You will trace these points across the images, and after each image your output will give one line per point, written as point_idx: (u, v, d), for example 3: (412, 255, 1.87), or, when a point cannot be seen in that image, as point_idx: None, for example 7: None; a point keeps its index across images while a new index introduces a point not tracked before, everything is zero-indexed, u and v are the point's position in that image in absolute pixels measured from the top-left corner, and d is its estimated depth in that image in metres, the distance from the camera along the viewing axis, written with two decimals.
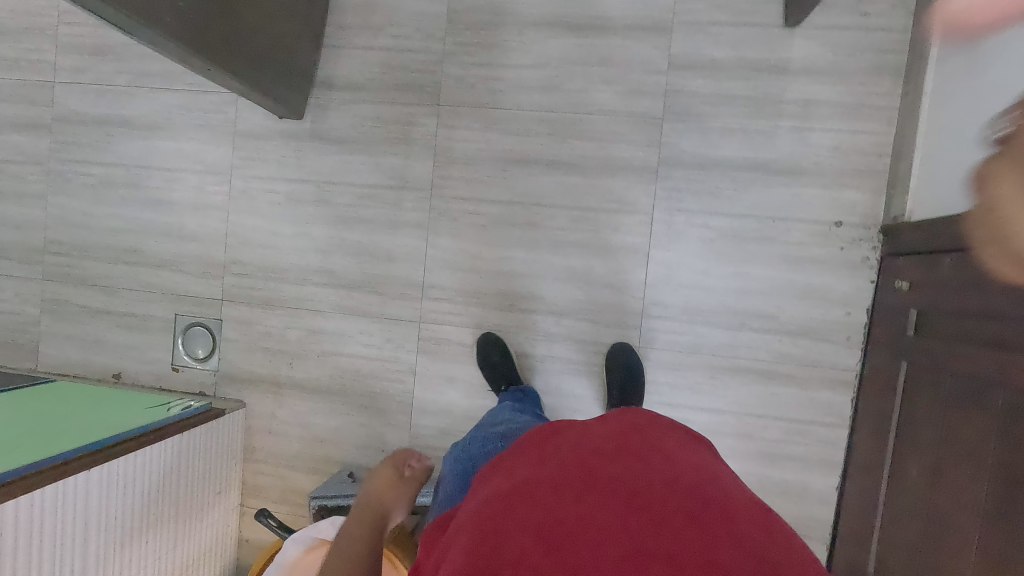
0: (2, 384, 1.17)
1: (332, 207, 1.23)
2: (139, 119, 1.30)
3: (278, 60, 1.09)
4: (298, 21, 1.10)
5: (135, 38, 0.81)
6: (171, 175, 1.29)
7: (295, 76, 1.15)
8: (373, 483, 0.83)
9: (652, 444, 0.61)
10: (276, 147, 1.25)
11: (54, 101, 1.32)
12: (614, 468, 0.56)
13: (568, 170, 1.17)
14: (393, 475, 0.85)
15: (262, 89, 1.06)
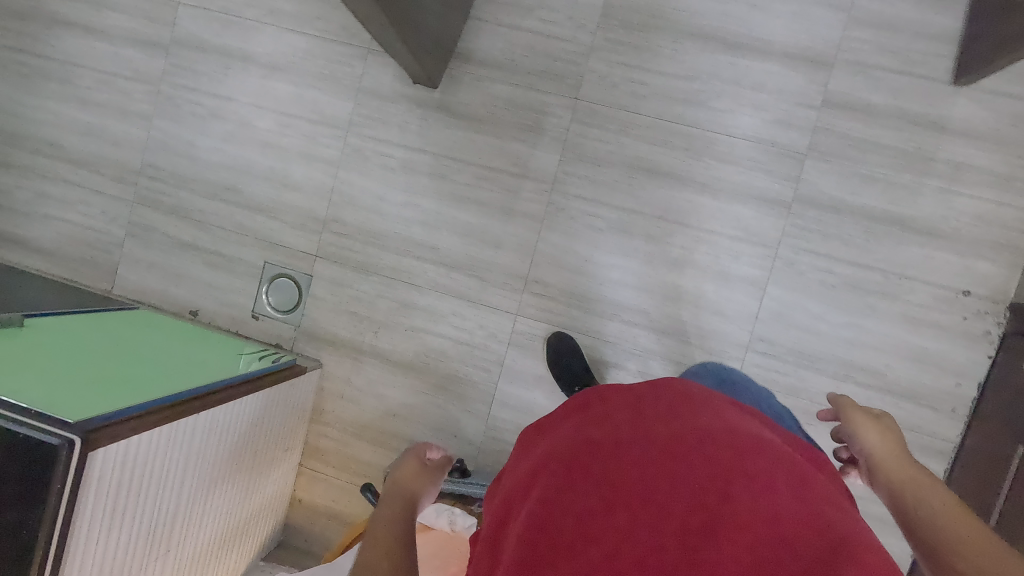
0: (86, 304, 1.14)
1: (448, 182, 1.20)
2: (262, 57, 1.26)
3: (431, 22, 1.05)
4: None
5: None
6: (284, 120, 1.25)
7: (439, 42, 1.11)
8: (395, 472, 0.76)
9: (714, 415, 0.57)
10: (400, 111, 1.21)
11: (175, 22, 1.28)
12: (674, 438, 0.53)
13: (698, 190, 1.14)
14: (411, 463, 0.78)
15: (411, 48, 1.02)
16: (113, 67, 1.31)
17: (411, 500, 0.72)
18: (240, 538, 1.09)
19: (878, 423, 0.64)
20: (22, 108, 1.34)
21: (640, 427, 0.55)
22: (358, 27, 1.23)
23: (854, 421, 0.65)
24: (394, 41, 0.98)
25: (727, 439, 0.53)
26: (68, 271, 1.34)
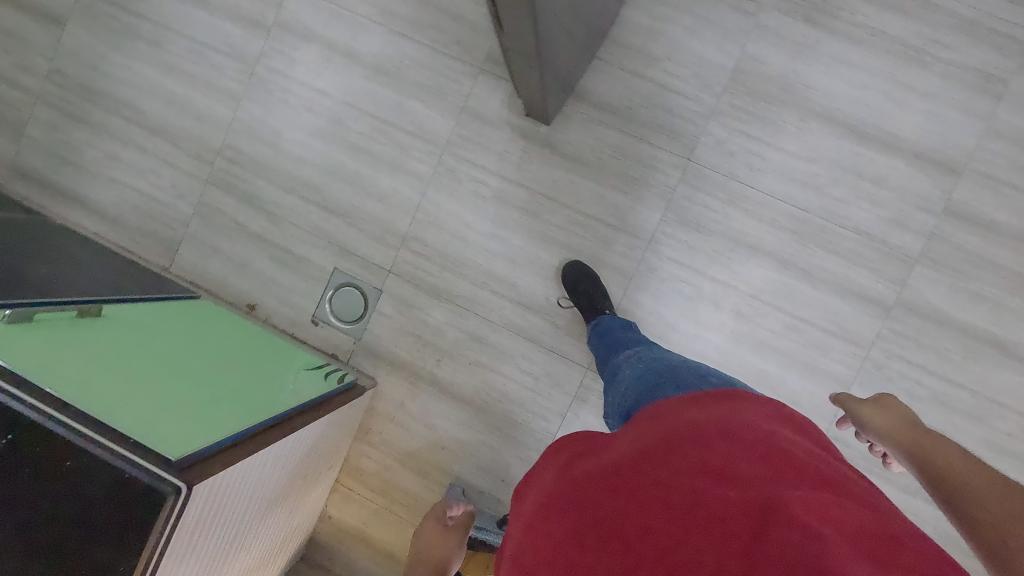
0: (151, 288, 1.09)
1: (540, 222, 1.16)
2: (367, 57, 1.20)
3: (567, 69, 1.00)
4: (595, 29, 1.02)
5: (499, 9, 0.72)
6: (379, 126, 1.20)
7: (565, 87, 1.07)
8: (425, 536, 1.06)
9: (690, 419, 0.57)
10: (502, 139, 1.17)
11: (282, 5, 1.23)
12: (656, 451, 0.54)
13: (797, 275, 1.10)
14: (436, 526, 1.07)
15: (545, 92, 0.97)
16: (207, 38, 1.25)
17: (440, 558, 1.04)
18: (276, 556, 1.05)
19: (882, 404, 0.73)
20: (104, 64, 1.28)
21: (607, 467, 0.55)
22: (473, 44, 1.18)
23: (861, 410, 0.74)
24: (530, 82, 0.94)
25: (688, 445, 0.53)
26: (126, 240, 1.28)
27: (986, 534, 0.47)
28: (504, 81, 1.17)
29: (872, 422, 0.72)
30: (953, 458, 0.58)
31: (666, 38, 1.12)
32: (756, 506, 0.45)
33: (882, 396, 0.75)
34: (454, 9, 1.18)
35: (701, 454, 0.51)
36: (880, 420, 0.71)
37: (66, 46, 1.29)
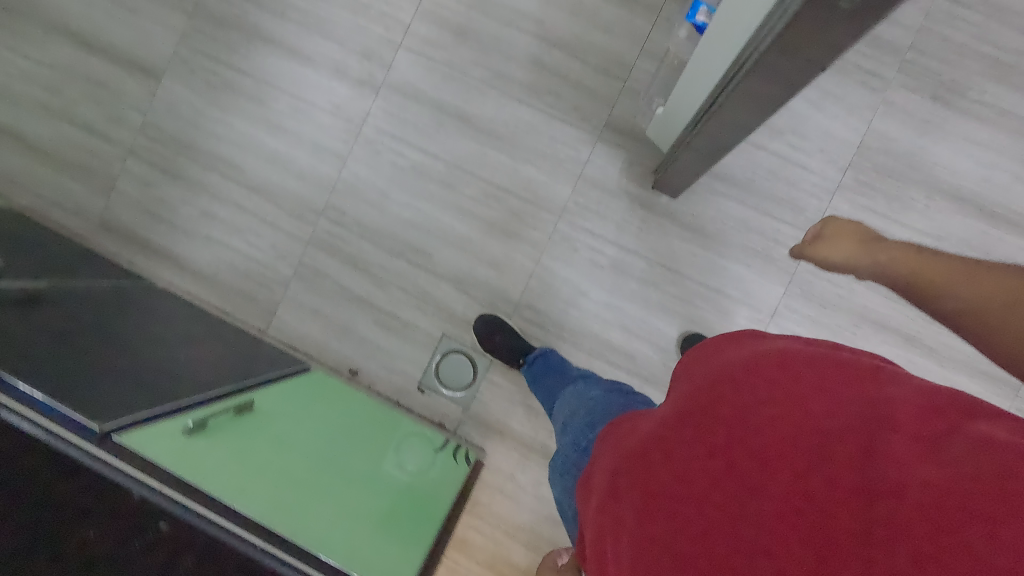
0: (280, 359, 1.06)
1: (659, 292, 1.15)
2: (481, 121, 1.18)
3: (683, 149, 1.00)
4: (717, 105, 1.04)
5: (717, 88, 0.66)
6: (493, 191, 1.18)
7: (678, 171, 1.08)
8: None
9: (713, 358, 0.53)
10: (620, 208, 1.16)
11: (392, 65, 1.20)
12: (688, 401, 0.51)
13: (924, 352, 1.10)
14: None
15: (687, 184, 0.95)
16: (312, 96, 1.22)
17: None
18: None
19: (842, 230, 0.60)
20: (202, 118, 1.24)
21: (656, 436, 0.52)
22: (592, 111, 1.16)
23: (830, 245, 0.60)
24: (662, 132, 0.94)
25: (710, 387, 0.49)
26: (221, 300, 1.23)
27: None
28: (623, 149, 1.16)
29: (852, 260, 0.58)
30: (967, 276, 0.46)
31: (791, 112, 1.11)
32: (805, 425, 0.41)
33: (853, 221, 0.61)
34: (573, 76, 1.17)
35: (741, 388, 0.47)
36: (859, 256, 0.57)
37: (161, 98, 1.24)
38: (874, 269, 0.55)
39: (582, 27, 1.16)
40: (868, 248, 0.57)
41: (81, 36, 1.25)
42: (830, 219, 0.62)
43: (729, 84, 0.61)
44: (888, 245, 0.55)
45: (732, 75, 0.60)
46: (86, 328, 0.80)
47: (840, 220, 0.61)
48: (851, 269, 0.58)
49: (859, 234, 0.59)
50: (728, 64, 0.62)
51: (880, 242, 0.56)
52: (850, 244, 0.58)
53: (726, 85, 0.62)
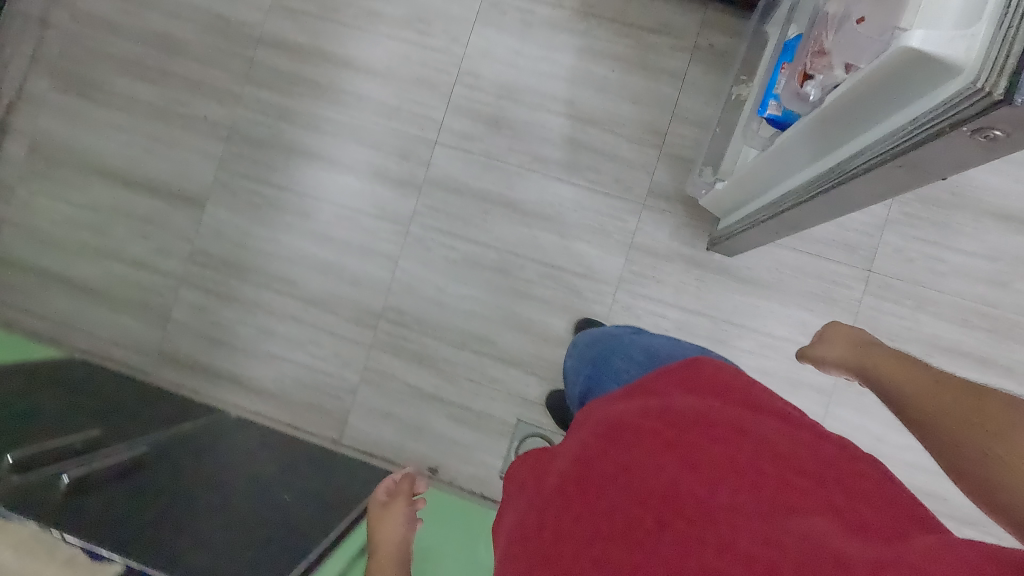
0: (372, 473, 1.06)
1: (728, 348, 1.16)
2: (526, 204, 1.21)
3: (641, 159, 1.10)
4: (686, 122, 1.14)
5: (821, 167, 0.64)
6: (547, 271, 1.20)
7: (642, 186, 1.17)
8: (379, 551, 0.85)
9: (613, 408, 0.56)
10: (676, 272, 1.17)
11: (431, 162, 1.23)
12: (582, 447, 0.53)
13: (1000, 372, 1.11)
14: (383, 499, 0.92)
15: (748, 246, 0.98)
16: (355, 202, 1.24)
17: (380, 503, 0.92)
18: None
19: (829, 335, 0.67)
20: (250, 238, 1.26)
21: (559, 460, 0.54)
22: (633, 180, 1.19)
23: (819, 349, 0.67)
24: (721, 204, 0.97)
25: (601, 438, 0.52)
26: (290, 416, 1.23)
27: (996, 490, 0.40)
28: (669, 213, 1.18)
29: (840, 363, 0.64)
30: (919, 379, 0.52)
31: None
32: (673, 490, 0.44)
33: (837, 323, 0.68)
34: (609, 149, 1.19)
35: (625, 445, 0.49)
36: (843, 360, 0.63)
37: (207, 225, 1.27)
38: (864, 375, 0.59)
39: (611, 101, 1.20)
40: (859, 352, 0.62)
41: (122, 175, 1.29)
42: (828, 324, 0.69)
43: (823, 190, 0.63)
44: (876, 352, 0.60)
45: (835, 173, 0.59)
46: (189, 489, 0.82)
47: (829, 323, 0.68)
48: (846, 371, 0.63)
49: (854, 339, 0.63)
50: (819, 169, 0.64)
51: (865, 347, 0.62)
52: (846, 348, 0.64)
53: (821, 190, 0.63)
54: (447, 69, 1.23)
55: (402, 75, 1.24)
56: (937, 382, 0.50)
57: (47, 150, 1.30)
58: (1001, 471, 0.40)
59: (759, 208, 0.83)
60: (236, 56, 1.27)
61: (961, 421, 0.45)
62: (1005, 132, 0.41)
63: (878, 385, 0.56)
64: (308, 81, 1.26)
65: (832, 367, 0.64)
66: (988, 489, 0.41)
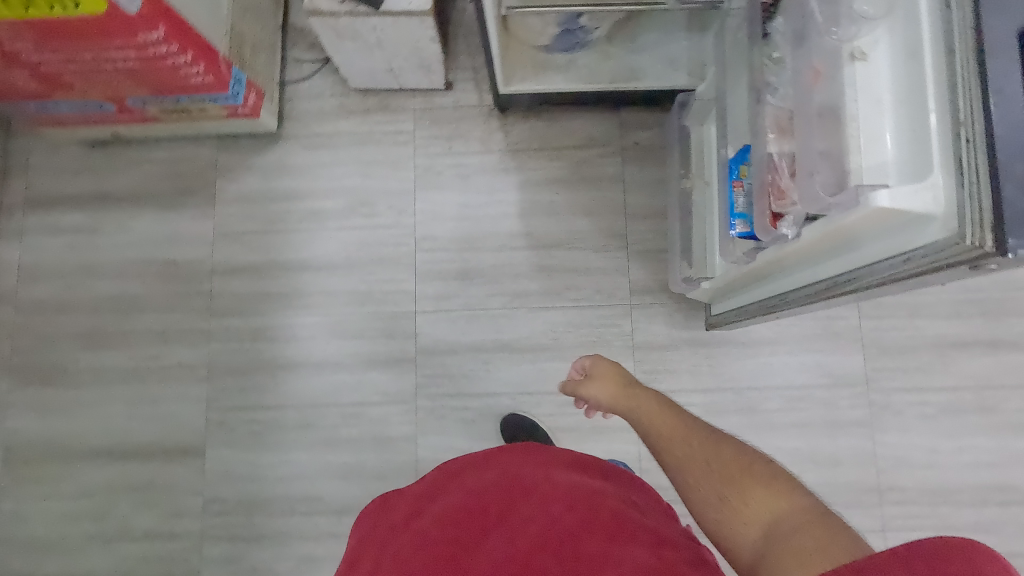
0: None
1: (759, 413, 1.16)
2: (520, 341, 1.21)
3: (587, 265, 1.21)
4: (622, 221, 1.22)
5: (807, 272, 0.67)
6: (565, 398, 1.19)
7: (617, 290, 1.21)
8: None
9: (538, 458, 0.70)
10: (685, 357, 1.19)
11: (416, 331, 1.23)
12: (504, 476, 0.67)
13: (1009, 349, 1.15)
14: None
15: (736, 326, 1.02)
16: (355, 396, 1.22)
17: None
18: None
19: (593, 371, 0.85)
20: (261, 469, 1.21)
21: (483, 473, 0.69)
22: (613, 286, 1.21)
23: (581, 381, 0.85)
24: (712, 293, 1.01)
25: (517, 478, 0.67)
26: None
27: (723, 489, 0.62)
28: (657, 305, 1.20)
29: (598, 403, 0.83)
30: (669, 416, 0.73)
31: None
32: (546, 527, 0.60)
33: (599, 358, 0.86)
34: (580, 264, 1.22)
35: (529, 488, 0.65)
36: (596, 398, 0.83)
37: (213, 470, 1.21)
38: (626, 407, 0.79)
39: (565, 220, 1.24)
40: (623, 389, 0.81)
41: (109, 450, 1.23)
42: (591, 355, 0.87)
43: (816, 296, 0.65)
44: (638, 392, 0.79)
45: (828, 283, 0.62)
46: None
47: (585, 360, 0.87)
48: (605, 406, 0.82)
49: (605, 375, 0.83)
50: (808, 277, 0.67)
51: (638, 390, 0.79)
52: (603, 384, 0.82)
53: (819, 298, 0.65)
54: (403, 240, 1.25)
55: (362, 260, 1.25)
56: (683, 421, 0.71)
57: (24, 450, 1.23)
58: (693, 469, 0.65)
59: (754, 302, 0.84)
60: (194, 294, 1.26)
61: (695, 442, 0.67)
62: (1000, 266, 0.44)
63: (637, 416, 0.76)
64: (272, 294, 1.25)
65: (599, 401, 0.82)
66: (683, 479, 0.65)
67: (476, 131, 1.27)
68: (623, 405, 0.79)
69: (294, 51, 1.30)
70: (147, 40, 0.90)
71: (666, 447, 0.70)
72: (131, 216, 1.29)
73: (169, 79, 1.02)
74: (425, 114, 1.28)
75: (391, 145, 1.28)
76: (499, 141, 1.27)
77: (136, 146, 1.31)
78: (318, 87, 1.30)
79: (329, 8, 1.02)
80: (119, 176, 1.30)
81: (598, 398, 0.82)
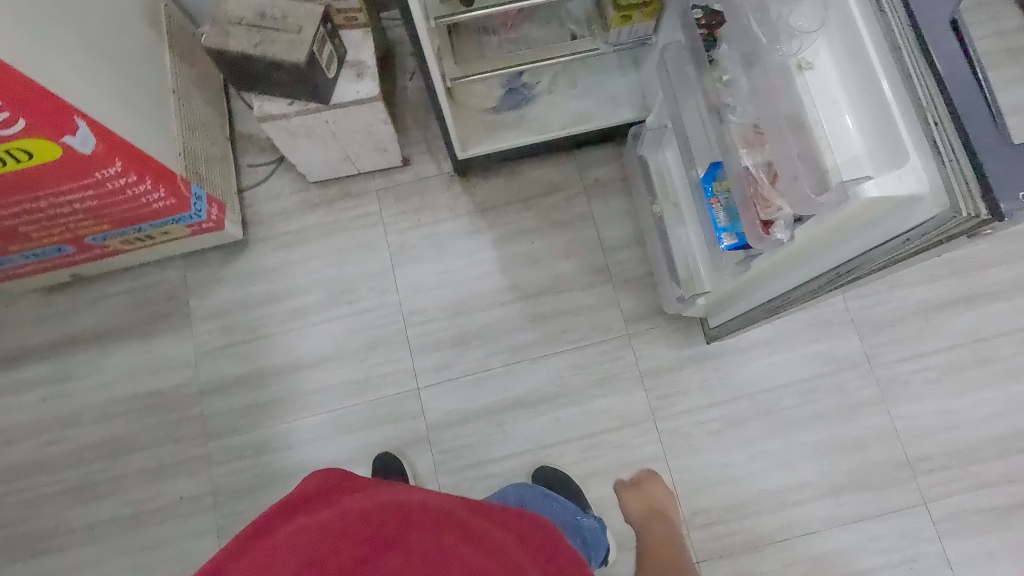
0: None
1: (778, 414, 1.17)
2: (529, 395, 1.19)
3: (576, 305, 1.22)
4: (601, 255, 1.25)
5: (803, 269, 0.69)
6: (586, 442, 1.17)
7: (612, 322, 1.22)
8: None
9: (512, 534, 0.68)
10: (693, 374, 1.19)
11: (423, 408, 1.20)
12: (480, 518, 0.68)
13: (987, 300, 1.20)
14: None
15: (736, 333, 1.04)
16: None
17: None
18: None
19: (645, 482, 1.10)
20: None
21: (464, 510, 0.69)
22: (607, 320, 1.22)
23: (635, 486, 1.10)
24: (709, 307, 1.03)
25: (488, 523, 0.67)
26: None
27: None
28: (655, 329, 1.21)
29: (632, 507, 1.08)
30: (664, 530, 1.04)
31: None
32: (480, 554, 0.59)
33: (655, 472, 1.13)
34: (572, 306, 1.23)
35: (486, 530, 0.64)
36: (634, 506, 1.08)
37: None
38: (648, 513, 1.07)
39: (546, 267, 1.25)
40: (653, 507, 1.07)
41: None
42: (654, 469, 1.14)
43: (819, 290, 0.67)
44: (660, 513, 1.06)
45: (829, 276, 0.64)
46: None
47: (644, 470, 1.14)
48: (637, 511, 1.07)
49: (644, 485, 1.09)
50: (805, 274, 0.69)
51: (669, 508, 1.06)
52: (632, 492, 1.09)
53: (822, 291, 0.67)
54: (392, 319, 1.24)
55: (354, 348, 1.23)
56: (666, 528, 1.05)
57: None
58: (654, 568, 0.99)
59: (754, 309, 0.87)
60: (184, 420, 1.20)
61: None
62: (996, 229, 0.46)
63: (644, 522, 1.06)
64: (267, 403, 1.21)
65: (632, 507, 1.08)
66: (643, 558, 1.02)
67: (442, 198, 1.29)
68: (641, 508, 1.07)
69: (246, 158, 1.31)
70: (104, 177, 0.90)
71: (648, 549, 1.02)
72: (104, 354, 1.24)
73: (128, 211, 1.00)
74: (388, 192, 1.30)
75: (361, 229, 1.28)
76: (466, 203, 1.29)
77: (98, 282, 1.27)
78: (277, 187, 1.30)
79: (279, 111, 1.03)
80: (85, 317, 1.25)
81: (630, 495, 1.09)
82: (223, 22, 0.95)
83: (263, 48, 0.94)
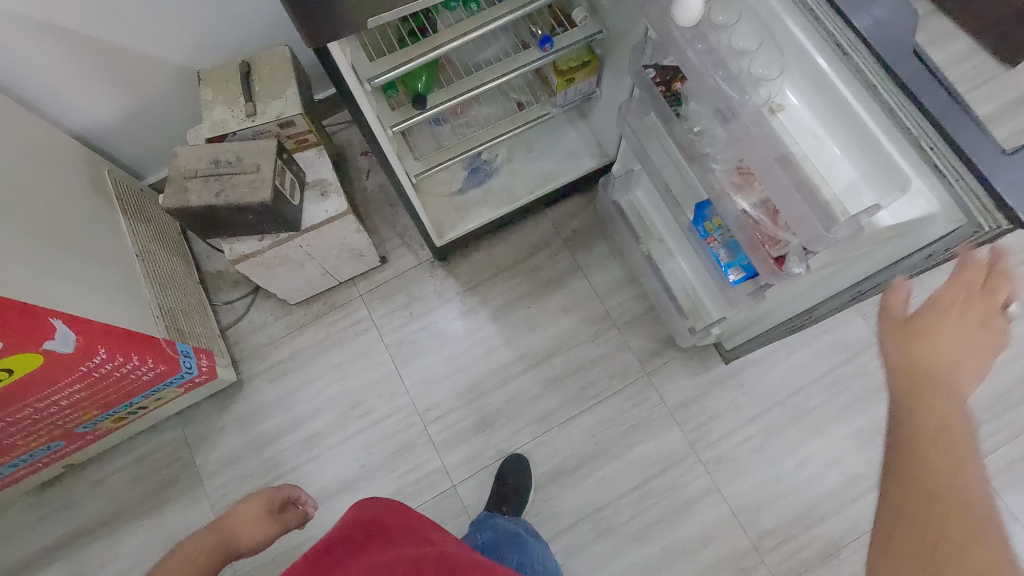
0: None
1: (811, 413, 1.17)
2: (568, 461, 1.16)
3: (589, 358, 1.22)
4: (598, 303, 1.25)
5: (819, 290, 0.70)
6: (637, 494, 1.14)
7: (628, 366, 1.21)
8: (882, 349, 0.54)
9: None
10: (721, 398, 1.19)
11: (465, 505, 1.15)
12: None
13: None
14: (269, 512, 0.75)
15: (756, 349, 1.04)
16: None
17: (235, 542, 0.70)
18: None
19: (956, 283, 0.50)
20: None
21: None
22: (622, 364, 1.21)
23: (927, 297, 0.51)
24: (724, 333, 1.04)
25: None
26: None
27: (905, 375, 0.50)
28: (671, 362, 1.21)
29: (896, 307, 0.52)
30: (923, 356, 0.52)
31: None
32: None
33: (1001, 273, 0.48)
34: (584, 360, 1.22)
35: None
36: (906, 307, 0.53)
37: None
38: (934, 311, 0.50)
39: (548, 327, 1.24)
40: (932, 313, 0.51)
41: None
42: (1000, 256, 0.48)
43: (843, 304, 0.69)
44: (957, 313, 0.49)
45: (853, 293, 0.65)
46: None
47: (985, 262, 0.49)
48: (911, 336, 0.51)
49: (924, 318, 0.51)
50: (825, 294, 0.70)
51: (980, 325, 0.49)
52: (888, 327, 0.53)
53: (846, 305, 0.69)
54: (410, 422, 1.20)
55: (378, 462, 1.18)
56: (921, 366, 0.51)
57: None
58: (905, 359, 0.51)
59: (774, 328, 0.88)
60: None
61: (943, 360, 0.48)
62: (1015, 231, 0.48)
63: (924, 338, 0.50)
64: (303, 544, 1.14)
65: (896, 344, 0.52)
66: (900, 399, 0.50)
67: (428, 287, 1.28)
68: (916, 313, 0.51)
69: (220, 295, 1.27)
70: (90, 368, 0.85)
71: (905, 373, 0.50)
72: (115, 540, 1.15)
73: (117, 389, 0.95)
74: (373, 295, 1.28)
75: (355, 338, 1.25)
76: (454, 286, 1.27)
77: (95, 464, 1.19)
78: (259, 317, 1.26)
79: (252, 249, 1.01)
80: (87, 505, 1.17)
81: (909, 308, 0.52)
82: (179, 179, 0.94)
83: (225, 195, 0.92)
